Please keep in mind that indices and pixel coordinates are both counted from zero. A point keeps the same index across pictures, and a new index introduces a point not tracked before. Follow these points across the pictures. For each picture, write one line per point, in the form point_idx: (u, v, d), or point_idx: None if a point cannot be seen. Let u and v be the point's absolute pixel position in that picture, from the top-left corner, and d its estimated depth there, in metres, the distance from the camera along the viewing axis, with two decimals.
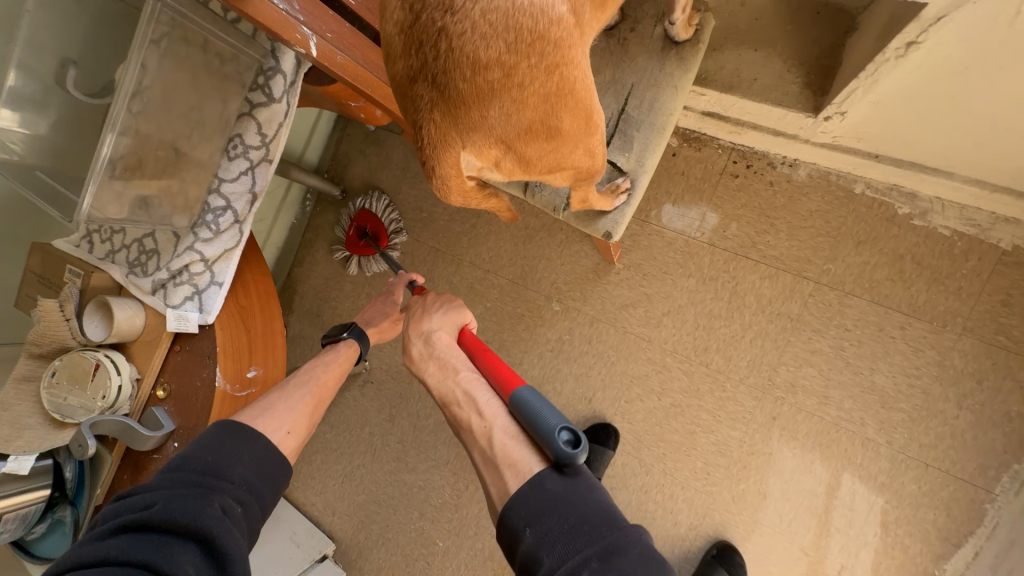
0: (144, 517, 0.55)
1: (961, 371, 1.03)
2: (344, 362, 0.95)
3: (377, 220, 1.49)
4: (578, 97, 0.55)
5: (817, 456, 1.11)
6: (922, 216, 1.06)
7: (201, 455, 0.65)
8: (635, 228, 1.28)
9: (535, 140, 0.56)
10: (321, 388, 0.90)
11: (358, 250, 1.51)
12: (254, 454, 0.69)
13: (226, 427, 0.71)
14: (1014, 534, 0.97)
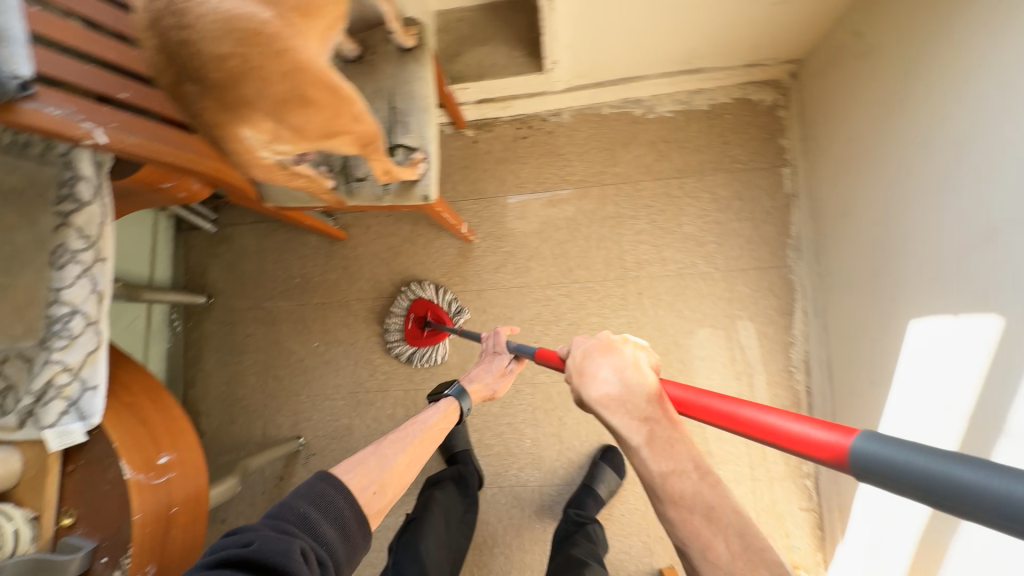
0: (244, 554, 0.55)
1: (727, 197, 1.40)
2: (449, 420, 0.97)
3: (436, 305, 1.43)
4: (309, 72, 0.77)
5: (683, 305, 1.38)
6: (651, 110, 1.45)
7: (298, 505, 0.65)
8: (475, 208, 1.51)
9: (293, 108, 0.78)
10: (419, 448, 0.88)
11: (424, 341, 1.41)
12: (342, 500, 0.68)
13: (336, 492, 0.68)
14: (814, 283, 1.32)
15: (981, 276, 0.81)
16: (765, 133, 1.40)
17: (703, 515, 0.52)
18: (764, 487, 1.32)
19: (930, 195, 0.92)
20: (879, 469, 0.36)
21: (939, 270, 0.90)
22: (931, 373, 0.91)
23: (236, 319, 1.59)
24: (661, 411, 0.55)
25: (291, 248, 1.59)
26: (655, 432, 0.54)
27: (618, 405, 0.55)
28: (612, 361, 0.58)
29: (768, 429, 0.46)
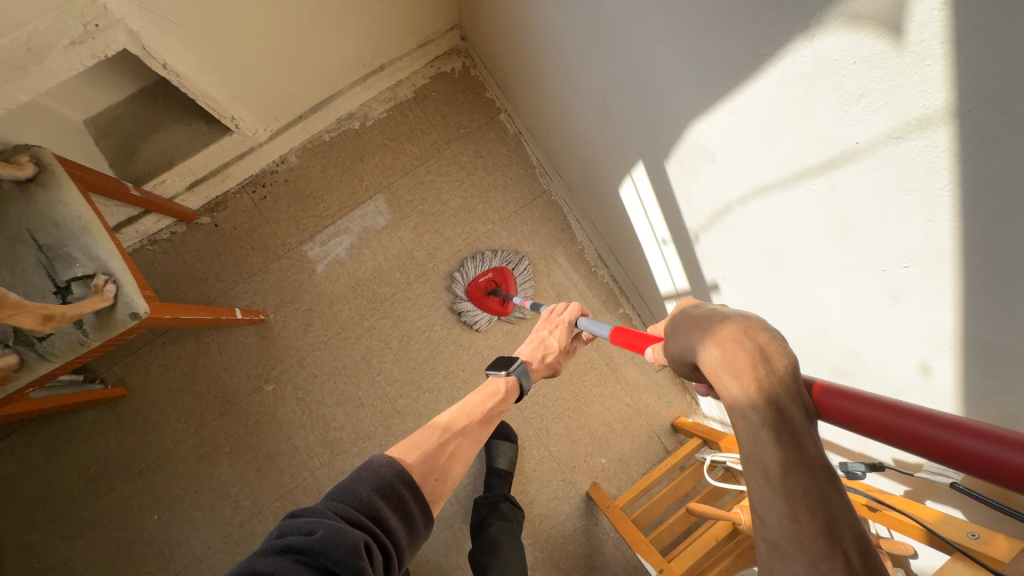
0: (309, 543, 0.53)
1: (470, 160, 1.51)
2: (500, 394, 0.89)
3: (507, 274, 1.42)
4: None
5: (485, 267, 1.47)
6: (367, 119, 1.49)
7: (360, 489, 0.61)
8: (252, 286, 1.41)
9: None
10: (473, 427, 0.81)
11: (485, 304, 1.41)
12: (415, 505, 0.64)
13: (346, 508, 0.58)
14: (570, 195, 1.49)
15: (627, 139, 0.95)
16: (470, 94, 1.53)
17: (790, 520, 0.38)
18: (626, 371, 1.48)
19: (578, 92, 1.05)
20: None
21: (613, 146, 1.03)
22: (648, 223, 1.08)
23: (41, 552, 1.28)
24: (799, 390, 0.40)
25: (64, 440, 1.31)
26: (786, 422, 0.39)
27: (743, 377, 0.40)
28: (711, 336, 0.43)
29: (950, 448, 0.36)
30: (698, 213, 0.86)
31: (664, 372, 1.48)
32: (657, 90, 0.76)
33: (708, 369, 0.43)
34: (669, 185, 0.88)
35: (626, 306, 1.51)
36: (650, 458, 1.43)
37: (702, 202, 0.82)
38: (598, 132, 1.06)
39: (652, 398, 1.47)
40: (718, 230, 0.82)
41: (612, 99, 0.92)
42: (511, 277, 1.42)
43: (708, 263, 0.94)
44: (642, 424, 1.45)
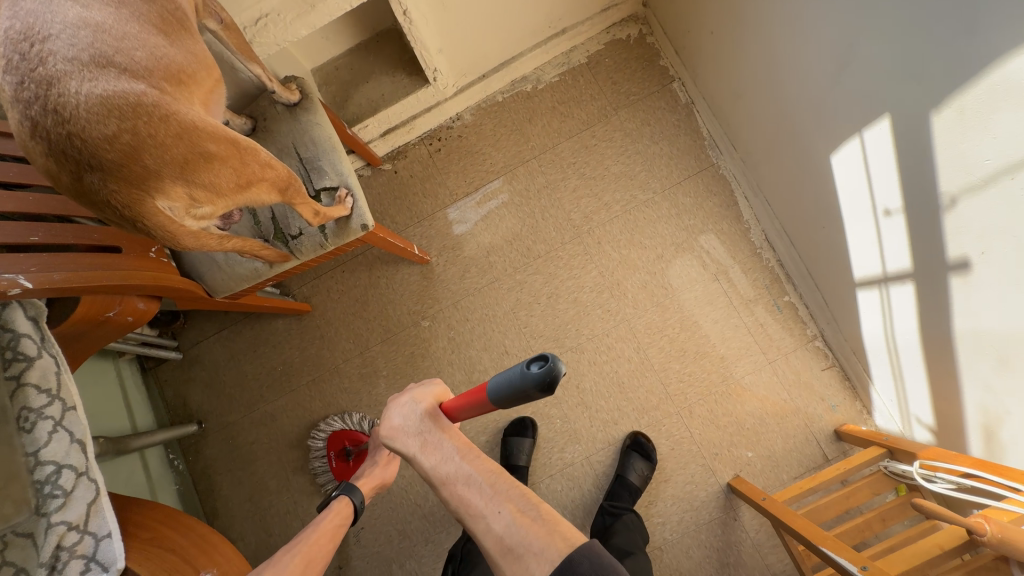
0: None
1: (637, 127, 1.48)
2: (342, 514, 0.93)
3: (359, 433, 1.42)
4: (204, 127, 0.67)
5: (640, 236, 1.44)
6: (540, 82, 1.53)
7: None
8: (420, 230, 1.54)
9: (197, 167, 0.67)
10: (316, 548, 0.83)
11: (354, 468, 1.40)
12: None
13: None
14: (742, 169, 1.41)
15: (875, 90, 0.86)
16: (644, 60, 1.51)
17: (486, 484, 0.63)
18: (785, 364, 1.36)
19: (811, 41, 0.97)
20: (500, 394, 0.57)
21: (844, 101, 0.94)
22: (866, 191, 0.98)
23: (235, 431, 1.52)
24: (436, 424, 0.67)
25: (260, 342, 1.55)
26: (438, 425, 0.67)
27: (412, 412, 0.68)
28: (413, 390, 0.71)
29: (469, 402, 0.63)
30: (970, 171, 0.75)
31: (832, 371, 1.34)
32: (965, 16, 0.67)
33: (422, 401, 0.69)
34: (939, 137, 0.77)
35: (792, 295, 1.38)
36: (803, 460, 1.30)
37: (987, 155, 0.71)
38: (826, 89, 0.98)
39: (813, 397, 1.34)
40: (1006, 187, 0.71)
41: (871, 43, 0.84)
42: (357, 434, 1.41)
43: (958, 234, 0.82)
44: (799, 422, 1.33)
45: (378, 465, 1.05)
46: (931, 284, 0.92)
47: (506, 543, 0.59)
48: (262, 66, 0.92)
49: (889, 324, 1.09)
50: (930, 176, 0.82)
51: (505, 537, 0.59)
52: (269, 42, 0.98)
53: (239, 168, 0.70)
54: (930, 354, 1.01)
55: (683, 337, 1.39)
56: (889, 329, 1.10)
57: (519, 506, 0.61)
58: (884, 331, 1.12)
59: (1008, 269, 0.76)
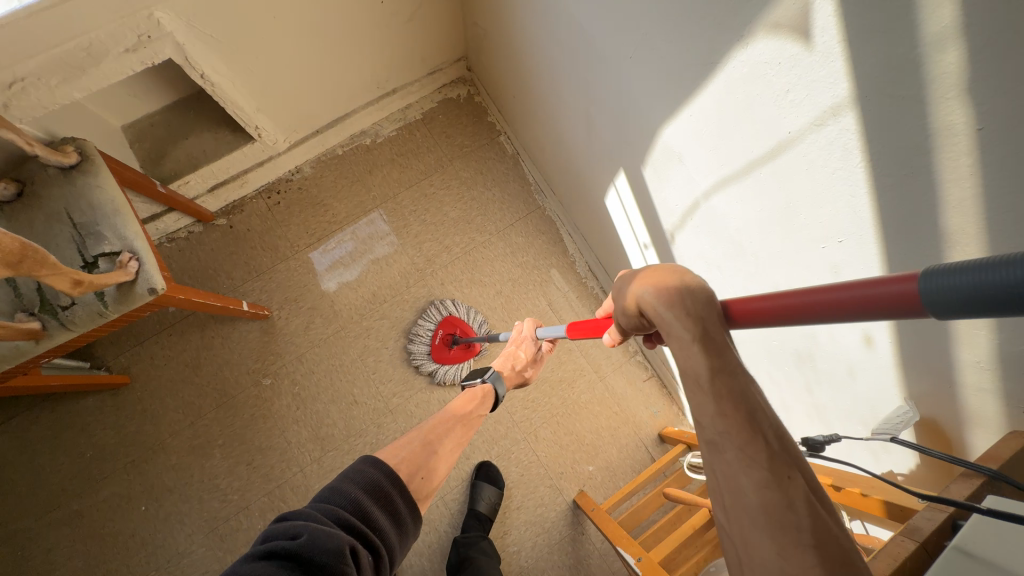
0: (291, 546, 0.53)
1: (471, 176, 1.62)
2: (475, 398, 1.00)
3: (464, 323, 1.46)
4: None
5: (481, 274, 1.55)
6: (378, 136, 1.62)
7: (349, 489, 0.63)
8: (260, 284, 1.49)
9: None
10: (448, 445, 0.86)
11: (453, 357, 1.45)
12: (399, 501, 0.66)
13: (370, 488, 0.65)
14: (562, 211, 1.60)
15: (611, 151, 1.05)
16: (474, 117, 1.67)
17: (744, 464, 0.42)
18: (615, 379, 1.52)
19: (568, 110, 1.16)
20: (929, 303, 0.34)
21: (599, 158, 1.13)
22: (630, 230, 1.16)
23: (25, 540, 1.28)
24: (715, 313, 0.48)
25: (63, 426, 1.34)
26: (711, 338, 0.46)
27: (670, 318, 0.47)
28: (652, 280, 0.51)
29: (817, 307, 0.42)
30: (673, 214, 0.94)
31: (652, 381, 1.52)
32: (635, 101, 0.86)
33: (658, 305, 0.49)
34: (651, 188, 0.96)
35: None
36: (635, 466, 1.44)
37: (677, 203, 0.90)
38: (587, 149, 1.17)
39: (640, 406, 1.50)
40: (693, 226, 0.90)
41: (598, 116, 1.03)
42: (462, 322, 1.46)
43: (684, 261, 1.01)
44: (629, 431, 1.48)
45: (529, 366, 1.15)
46: None
47: (760, 518, 0.41)
48: (15, 132, 0.88)
49: None
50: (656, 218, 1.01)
51: (785, 508, 0.41)
52: (31, 105, 0.93)
53: None
54: None
55: None
56: None
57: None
58: None
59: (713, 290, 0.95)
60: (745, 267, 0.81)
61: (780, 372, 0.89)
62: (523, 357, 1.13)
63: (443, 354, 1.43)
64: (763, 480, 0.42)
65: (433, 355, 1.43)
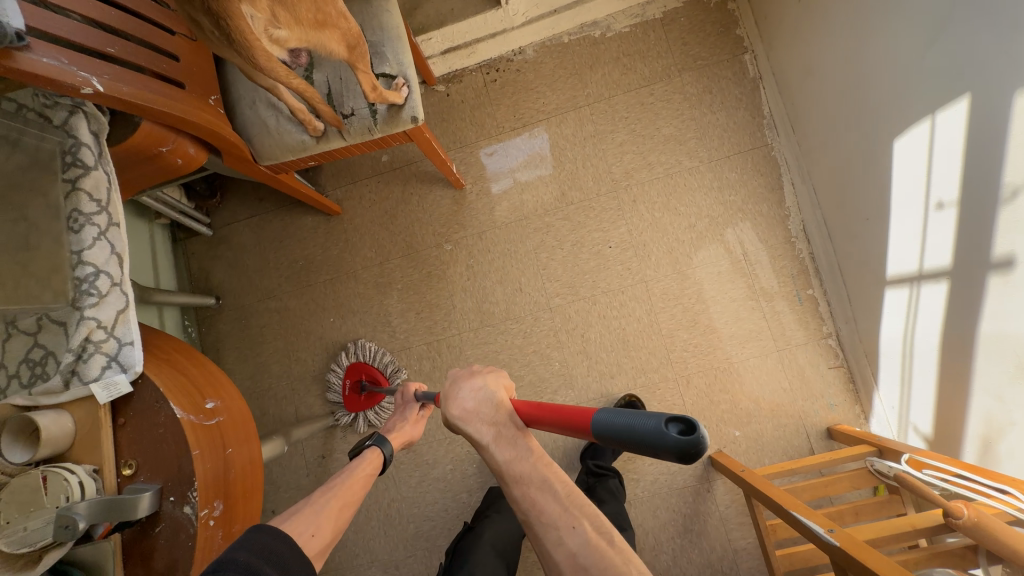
0: None
1: (698, 93, 1.45)
2: (371, 464, 0.89)
3: (371, 368, 1.44)
4: None
5: (677, 202, 1.43)
6: (609, 29, 1.50)
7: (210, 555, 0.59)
8: (460, 156, 1.54)
9: None
10: (348, 494, 0.83)
11: (363, 406, 1.42)
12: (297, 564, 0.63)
13: (280, 543, 0.64)
14: (795, 155, 1.38)
15: (956, 71, 0.84)
16: (720, 26, 1.46)
17: (536, 500, 0.62)
18: (793, 355, 1.36)
19: (899, 15, 0.94)
20: (597, 430, 0.52)
21: (921, 82, 0.91)
22: (922, 181, 0.96)
23: (248, 313, 1.58)
24: (508, 418, 0.64)
25: (287, 233, 1.59)
26: (506, 429, 0.64)
27: (473, 412, 0.65)
28: (477, 380, 0.67)
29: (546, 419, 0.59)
30: None
31: (839, 371, 1.33)
32: None
33: (478, 407, 0.65)
34: (1014, 124, 0.75)
35: (817, 289, 1.37)
36: (788, 449, 1.31)
37: None
38: (903, 71, 0.95)
39: (814, 393, 1.33)
40: None
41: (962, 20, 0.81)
42: (373, 369, 1.43)
43: (1008, 231, 0.80)
44: (792, 414, 1.33)
45: (409, 424, 0.99)
46: (967, 284, 0.90)
47: (564, 564, 0.59)
48: None
49: (911, 324, 1.08)
50: (993, 166, 0.80)
51: (579, 555, 0.59)
52: None
53: (317, 11, 0.70)
54: (946, 359, 1.00)
55: (696, 309, 1.40)
56: (910, 330, 1.09)
57: (596, 529, 0.61)
58: (903, 333, 1.11)
59: None
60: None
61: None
62: (413, 427, 0.99)
63: (354, 403, 1.42)
64: (568, 528, 0.60)
65: (347, 402, 1.43)
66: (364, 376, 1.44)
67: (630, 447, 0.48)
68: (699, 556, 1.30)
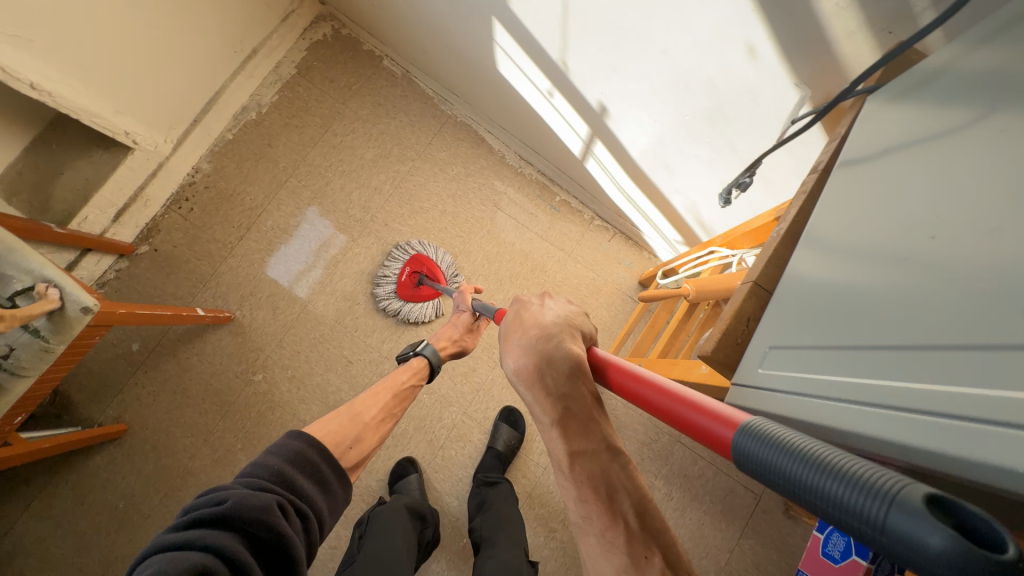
0: (217, 511, 0.53)
1: (371, 111, 1.56)
2: (415, 373, 0.99)
3: (430, 260, 1.43)
4: None
5: (419, 201, 1.52)
6: (261, 105, 1.53)
7: (269, 463, 0.63)
8: (210, 291, 1.45)
9: None
10: (374, 401, 0.89)
11: (416, 297, 1.43)
12: (331, 471, 0.69)
13: (314, 450, 0.68)
14: (471, 111, 1.55)
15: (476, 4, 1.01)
16: (348, 51, 1.58)
17: (582, 503, 0.57)
18: (582, 249, 1.54)
19: None
20: (755, 463, 0.38)
21: (471, 22, 1.09)
22: (530, 85, 1.14)
23: None
24: (579, 381, 0.60)
25: (84, 489, 1.35)
26: (568, 411, 0.60)
27: (527, 387, 0.62)
28: (529, 337, 0.65)
29: (656, 382, 0.52)
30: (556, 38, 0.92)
31: (616, 237, 1.55)
32: None
33: (523, 383, 0.63)
34: (528, 21, 0.94)
35: (561, 192, 1.57)
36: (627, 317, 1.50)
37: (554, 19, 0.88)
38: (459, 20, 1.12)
39: (614, 265, 1.54)
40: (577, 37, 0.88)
41: None
42: (431, 261, 1.42)
43: (585, 86, 1.00)
44: (612, 290, 1.52)
45: (462, 333, 1.09)
46: (604, 134, 1.11)
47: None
48: None
49: (612, 179, 1.29)
50: (544, 52, 0.99)
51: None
52: None
53: None
54: (641, 188, 1.22)
55: (495, 268, 1.51)
56: (615, 183, 1.30)
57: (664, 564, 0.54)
58: (615, 188, 1.32)
59: (619, 95, 0.95)
60: (633, 45, 0.80)
61: (697, 148, 0.91)
62: (459, 328, 1.09)
63: (405, 291, 1.42)
64: (619, 561, 0.54)
65: (399, 291, 1.42)
66: (422, 270, 1.43)
67: (815, 503, 0.33)
68: (632, 444, 1.44)
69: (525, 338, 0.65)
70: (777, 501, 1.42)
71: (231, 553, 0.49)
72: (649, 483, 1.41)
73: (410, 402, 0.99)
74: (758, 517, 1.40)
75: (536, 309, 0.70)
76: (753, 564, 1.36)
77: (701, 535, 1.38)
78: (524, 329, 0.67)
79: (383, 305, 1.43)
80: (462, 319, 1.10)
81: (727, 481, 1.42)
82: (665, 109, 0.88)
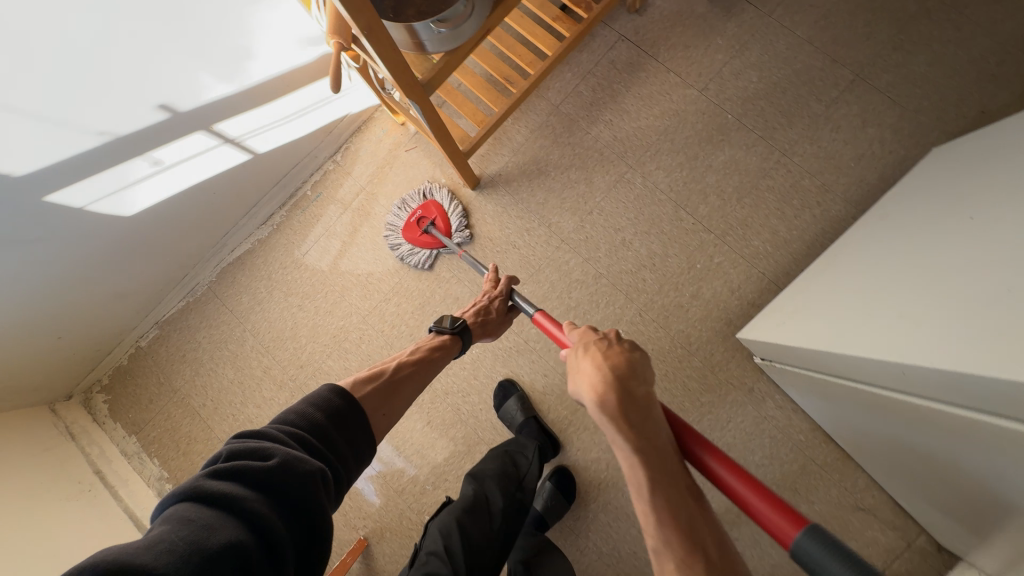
0: (265, 466, 0.62)
1: (190, 363, 1.52)
2: (439, 346, 1.01)
3: (438, 207, 1.43)
4: None
5: (287, 327, 1.50)
6: (161, 475, 1.46)
7: (312, 418, 0.74)
8: (335, 556, 1.38)
9: None
10: (400, 368, 0.94)
11: (413, 237, 1.41)
12: (359, 433, 0.78)
13: (347, 407, 0.78)
14: (206, 262, 1.53)
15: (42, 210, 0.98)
16: (125, 378, 1.53)
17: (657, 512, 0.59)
18: (363, 174, 1.54)
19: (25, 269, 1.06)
20: None
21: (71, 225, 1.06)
22: (144, 180, 1.11)
23: None
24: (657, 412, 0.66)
25: None
26: (666, 448, 0.64)
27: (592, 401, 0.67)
28: (587, 365, 0.71)
29: (718, 479, 0.63)
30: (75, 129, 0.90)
31: (357, 140, 1.56)
32: None
33: (589, 402, 0.68)
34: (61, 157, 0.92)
35: (304, 187, 1.56)
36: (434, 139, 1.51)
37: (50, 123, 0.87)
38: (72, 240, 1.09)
39: (383, 145, 1.54)
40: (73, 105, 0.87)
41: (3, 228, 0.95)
42: (439, 208, 1.43)
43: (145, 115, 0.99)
44: (406, 151, 1.53)
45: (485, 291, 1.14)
46: (210, 112, 1.11)
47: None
48: None
49: (276, 124, 1.29)
50: (100, 150, 0.97)
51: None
52: None
53: None
54: (284, 93, 1.23)
55: (365, 262, 1.50)
56: (282, 124, 1.31)
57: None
58: (288, 124, 1.32)
59: (137, 77, 0.92)
60: (41, 38, 0.77)
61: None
62: (482, 300, 1.11)
63: (410, 234, 1.41)
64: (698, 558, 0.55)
65: (405, 232, 1.42)
66: (430, 216, 1.42)
67: None
68: (555, 149, 1.44)
69: (586, 390, 0.68)
70: (625, 17, 1.44)
71: (250, 516, 0.58)
72: (593, 138, 1.42)
73: (437, 372, 1.00)
74: (641, 40, 1.43)
75: (578, 366, 0.72)
76: (681, 53, 1.40)
77: (649, 96, 1.40)
78: (577, 364, 0.73)
79: (398, 246, 1.45)
80: (480, 305, 1.11)
81: (602, 63, 1.44)
82: (131, 25, 0.86)
